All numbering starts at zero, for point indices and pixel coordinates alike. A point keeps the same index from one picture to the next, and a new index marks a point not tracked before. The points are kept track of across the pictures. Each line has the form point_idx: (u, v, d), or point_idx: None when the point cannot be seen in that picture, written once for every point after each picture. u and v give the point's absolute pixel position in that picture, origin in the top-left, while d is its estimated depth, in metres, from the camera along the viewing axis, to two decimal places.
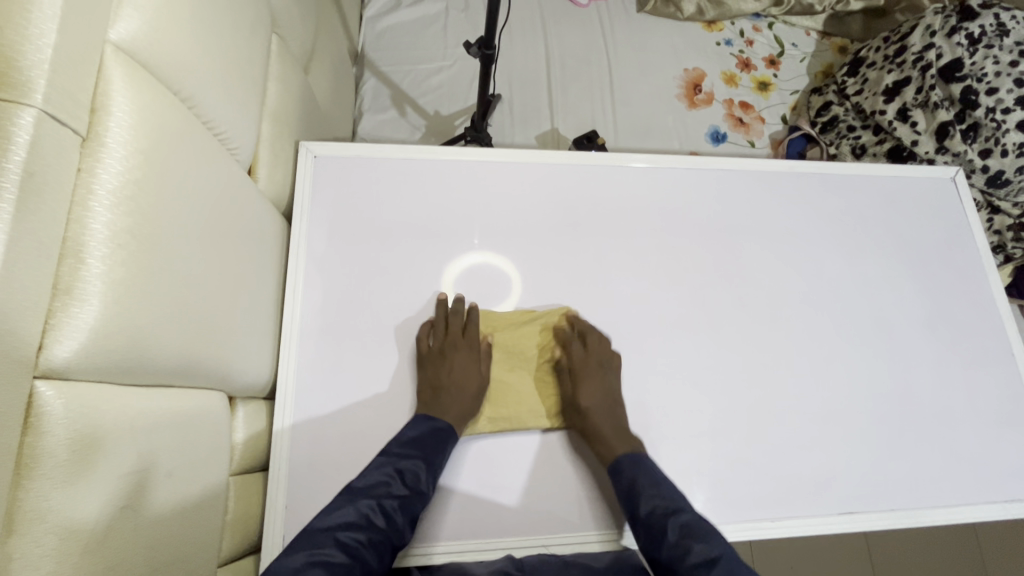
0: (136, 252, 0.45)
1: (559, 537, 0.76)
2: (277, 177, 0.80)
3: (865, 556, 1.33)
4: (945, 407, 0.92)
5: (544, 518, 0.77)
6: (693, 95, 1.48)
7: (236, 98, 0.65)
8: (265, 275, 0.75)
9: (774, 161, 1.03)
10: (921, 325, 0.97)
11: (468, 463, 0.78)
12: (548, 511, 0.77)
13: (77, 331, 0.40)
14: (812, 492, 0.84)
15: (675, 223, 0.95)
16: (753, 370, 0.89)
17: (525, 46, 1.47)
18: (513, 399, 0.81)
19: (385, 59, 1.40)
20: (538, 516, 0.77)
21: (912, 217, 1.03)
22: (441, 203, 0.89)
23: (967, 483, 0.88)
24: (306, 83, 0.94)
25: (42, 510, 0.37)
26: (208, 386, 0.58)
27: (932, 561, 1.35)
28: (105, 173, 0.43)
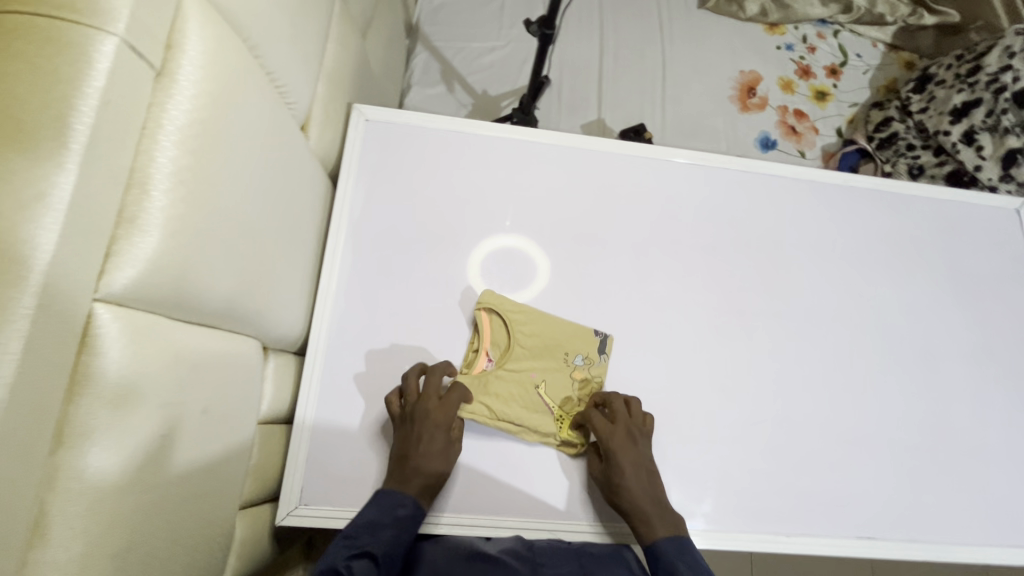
0: (196, 190, 0.46)
1: (548, 524, 0.77)
2: (327, 138, 0.81)
3: None
4: (979, 443, 0.89)
5: (539, 503, 0.77)
6: (747, 98, 1.44)
7: (297, 53, 0.65)
8: (307, 233, 0.76)
9: (829, 173, 0.99)
10: (965, 358, 0.93)
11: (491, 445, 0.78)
12: (562, 500, 0.78)
13: (136, 260, 0.40)
14: (831, 513, 0.82)
15: (719, 225, 0.93)
16: (783, 383, 0.87)
17: (580, 33, 1.45)
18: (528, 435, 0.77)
19: (438, 34, 1.39)
20: (533, 499, 0.77)
21: (968, 245, 0.99)
22: (484, 180, 0.89)
23: (996, 525, 0.85)
24: (362, 48, 0.94)
25: (89, 427, 0.38)
26: (245, 334, 0.60)
27: None
28: (174, 109, 0.44)
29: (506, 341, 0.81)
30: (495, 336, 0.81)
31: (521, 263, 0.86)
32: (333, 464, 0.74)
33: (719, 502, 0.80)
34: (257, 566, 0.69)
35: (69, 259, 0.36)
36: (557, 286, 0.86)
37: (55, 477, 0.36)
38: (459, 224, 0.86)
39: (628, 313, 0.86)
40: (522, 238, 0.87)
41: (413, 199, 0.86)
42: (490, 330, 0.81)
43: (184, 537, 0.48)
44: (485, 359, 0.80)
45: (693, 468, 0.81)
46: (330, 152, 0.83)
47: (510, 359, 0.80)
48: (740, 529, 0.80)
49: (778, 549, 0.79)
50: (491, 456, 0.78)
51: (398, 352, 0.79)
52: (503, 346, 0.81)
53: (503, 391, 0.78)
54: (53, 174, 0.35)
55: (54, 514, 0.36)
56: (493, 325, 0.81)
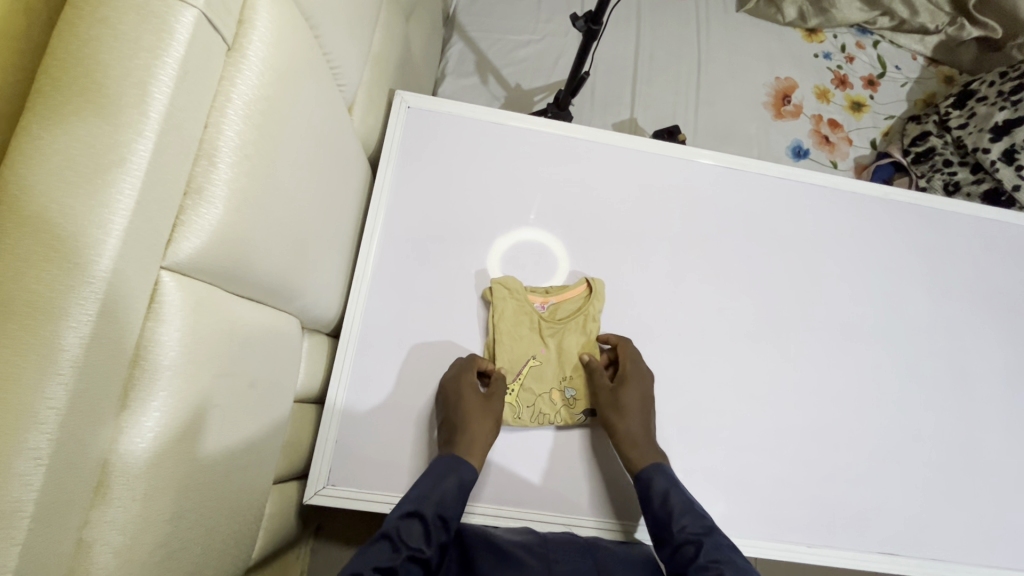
0: (257, 166, 0.46)
1: (573, 518, 0.77)
2: (370, 123, 0.82)
3: None
4: (1007, 465, 0.88)
5: (563, 495, 0.77)
6: (782, 105, 1.43)
7: (350, 34, 0.65)
8: (347, 215, 0.76)
9: (868, 184, 0.98)
10: (998, 380, 0.92)
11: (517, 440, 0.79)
12: (582, 498, 0.78)
13: (202, 230, 0.41)
14: (852, 526, 0.82)
15: (753, 231, 0.92)
16: (811, 392, 0.87)
17: (616, 30, 1.44)
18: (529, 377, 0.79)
19: (475, 25, 1.39)
20: (556, 491, 0.77)
21: (1006, 264, 0.97)
22: (521, 172, 0.89)
23: (1019, 546, 0.84)
24: (405, 34, 0.94)
25: (151, 390, 0.38)
26: (287, 310, 0.60)
27: None
28: (242, 83, 0.44)
29: (572, 315, 0.83)
30: (564, 305, 0.84)
31: (553, 258, 0.86)
32: (360, 446, 0.74)
33: (740, 507, 0.80)
34: (284, 541, 0.70)
35: (144, 224, 0.36)
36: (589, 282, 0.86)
37: (117, 438, 0.37)
38: (495, 215, 0.86)
39: (658, 314, 0.86)
40: (560, 232, 0.87)
41: (450, 188, 0.86)
42: (566, 299, 0.84)
43: (227, 505, 0.49)
44: (541, 301, 0.83)
45: (716, 472, 0.81)
46: (371, 136, 0.84)
47: (550, 328, 0.82)
48: (761, 536, 0.79)
49: (798, 559, 0.79)
50: (516, 447, 0.78)
51: (432, 339, 0.80)
52: (560, 318, 0.83)
53: (524, 334, 0.81)
54: (132, 140, 0.36)
55: (116, 472, 0.37)
56: (574, 297, 0.84)
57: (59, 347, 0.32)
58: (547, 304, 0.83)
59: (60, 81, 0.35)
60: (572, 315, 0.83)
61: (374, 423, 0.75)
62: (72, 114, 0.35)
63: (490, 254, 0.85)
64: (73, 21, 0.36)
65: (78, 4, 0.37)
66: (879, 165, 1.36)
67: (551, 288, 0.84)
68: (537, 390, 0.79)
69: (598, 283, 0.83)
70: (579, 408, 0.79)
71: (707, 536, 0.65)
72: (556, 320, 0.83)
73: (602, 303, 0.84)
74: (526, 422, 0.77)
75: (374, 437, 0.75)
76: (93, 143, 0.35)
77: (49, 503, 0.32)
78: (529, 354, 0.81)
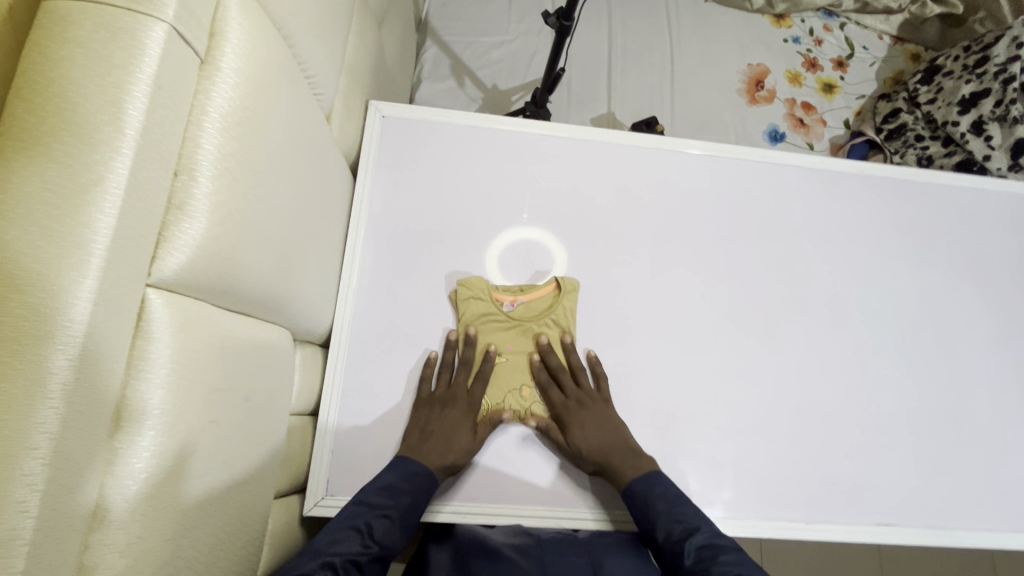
0: (238, 178, 0.46)
1: (543, 518, 0.76)
2: (348, 132, 0.82)
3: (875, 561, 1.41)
4: (996, 429, 0.90)
5: (566, 491, 0.77)
6: (755, 90, 1.45)
7: (323, 43, 0.65)
8: (332, 224, 0.75)
9: (844, 163, 1.00)
10: (982, 345, 0.94)
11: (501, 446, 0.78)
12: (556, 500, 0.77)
13: (186, 245, 0.41)
14: (851, 498, 0.83)
15: (735, 215, 0.93)
16: (802, 371, 0.88)
17: (588, 26, 1.45)
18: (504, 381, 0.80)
19: (448, 29, 1.39)
20: (532, 491, 0.77)
21: (982, 231, 1.00)
22: (504, 172, 0.89)
23: (1012, 506, 0.86)
24: (377, 40, 0.94)
25: (145, 409, 0.38)
26: (278, 323, 0.60)
27: None
28: (218, 96, 0.44)
29: (543, 313, 0.84)
30: (538, 303, 0.84)
31: (539, 254, 0.87)
32: (354, 455, 0.74)
33: (741, 489, 0.81)
34: (290, 556, 0.69)
35: (126, 242, 0.36)
36: (579, 274, 0.87)
37: (113, 458, 0.37)
38: (480, 215, 0.87)
39: (649, 304, 0.87)
40: (547, 229, 0.88)
41: (433, 190, 0.86)
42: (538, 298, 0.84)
43: (229, 521, 0.49)
44: (510, 301, 0.83)
45: (714, 456, 0.82)
46: (352, 144, 0.84)
47: (519, 325, 0.83)
48: (762, 515, 0.80)
49: (801, 535, 0.80)
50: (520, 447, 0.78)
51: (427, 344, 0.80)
52: (527, 318, 0.83)
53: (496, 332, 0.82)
54: (110, 158, 0.35)
55: (113, 492, 0.36)
56: (544, 296, 0.84)
57: (48, 370, 0.32)
58: (516, 304, 0.83)
59: (30, 104, 0.35)
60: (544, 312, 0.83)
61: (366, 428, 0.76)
62: (47, 135, 0.35)
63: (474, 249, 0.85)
64: (42, 42, 0.36)
65: (46, 25, 0.36)
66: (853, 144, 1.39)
67: (524, 287, 0.85)
68: (506, 387, 0.80)
69: (569, 280, 0.84)
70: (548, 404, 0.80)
71: (687, 539, 0.63)
72: (524, 319, 0.83)
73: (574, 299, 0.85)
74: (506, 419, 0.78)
75: (368, 444, 0.75)
76: (70, 163, 0.35)
77: (46, 529, 0.32)
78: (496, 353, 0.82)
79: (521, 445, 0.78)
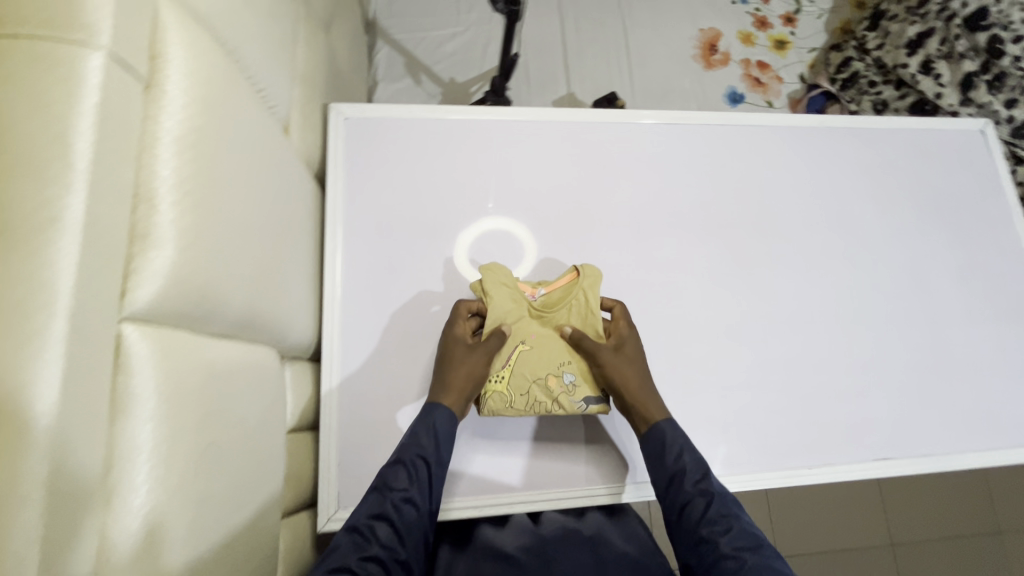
0: (200, 201, 0.45)
1: (550, 493, 0.79)
2: (309, 142, 0.80)
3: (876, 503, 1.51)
4: (973, 355, 0.93)
5: (554, 471, 0.80)
6: (710, 55, 1.46)
7: (271, 54, 0.64)
8: (303, 235, 0.74)
9: (802, 116, 1.01)
10: (952, 276, 0.97)
11: (489, 428, 0.81)
12: (558, 471, 0.80)
13: (155, 276, 0.40)
14: (845, 440, 0.85)
15: (704, 179, 0.94)
16: (786, 324, 0.90)
17: (538, 8, 1.44)
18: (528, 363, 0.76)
19: (397, 27, 1.37)
20: (531, 468, 0.80)
21: (941, 167, 1.02)
22: (472, 164, 0.89)
23: (995, 426, 0.89)
24: (327, 46, 0.92)
25: (137, 446, 0.37)
26: (262, 342, 0.59)
27: (934, 511, 1.53)
28: (168, 120, 0.43)
29: (564, 301, 0.80)
30: (558, 290, 0.81)
31: (517, 241, 0.87)
32: (361, 464, 0.74)
33: (739, 443, 0.83)
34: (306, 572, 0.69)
35: (93, 280, 0.35)
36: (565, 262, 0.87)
37: (111, 498, 0.36)
38: (453, 211, 0.86)
39: (630, 276, 0.88)
40: (523, 215, 0.88)
41: (402, 190, 0.85)
42: (557, 285, 0.82)
43: (239, 544, 0.48)
44: (531, 290, 0.81)
45: (711, 416, 0.83)
46: (314, 154, 0.82)
47: (544, 313, 0.80)
48: (762, 467, 0.83)
49: (801, 481, 0.83)
50: (496, 439, 0.81)
51: (418, 344, 0.80)
52: (551, 305, 0.80)
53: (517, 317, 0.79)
54: (61, 196, 0.34)
55: (116, 531, 0.36)
56: (562, 285, 0.82)
57: (29, 418, 0.31)
58: (538, 293, 0.80)
59: None
60: (565, 297, 0.80)
61: (371, 436, 0.75)
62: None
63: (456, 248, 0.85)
64: None
65: None
66: (811, 97, 1.41)
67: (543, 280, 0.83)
68: (532, 376, 0.76)
69: (588, 268, 0.81)
70: (577, 395, 0.76)
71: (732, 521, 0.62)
72: (547, 307, 0.80)
73: (596, 286, 0.81)
74: (521, 410, 0.75)
75: (374, 452, 0.74)
76: (20, 205, 0.33)
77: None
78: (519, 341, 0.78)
79: (509, 425, 0.81)
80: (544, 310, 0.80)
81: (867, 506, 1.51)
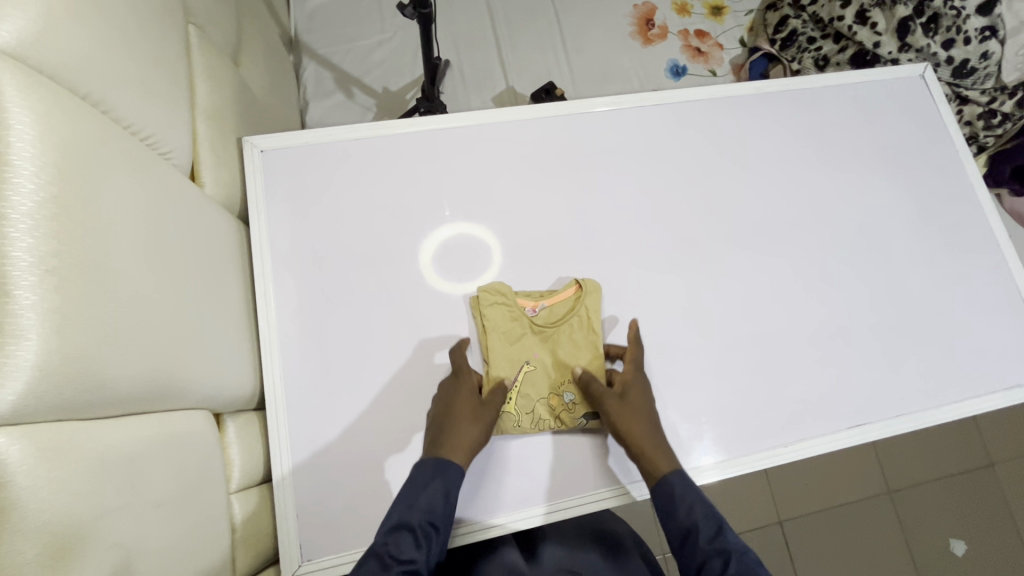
0: (72, 278, 0.41)
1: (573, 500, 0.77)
2: (224, 181, 0.76)
3: (872, 457, 1.53)
4: (939, 305, 0.90)
5: (559, 483, 0.77)
6: (647, 30, 1.43)
7: (156, 99, 0.60)
8: (228, 282, 0.70)
9: (740, 85, 0.98)
10: (908, 227, 0.94)
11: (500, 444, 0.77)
12: (576, 478, 0.78)
13: (18, 371, 0.36)
14: (817, 411, 0.84)
15: (647, 163, 0.91)
16: (746, 301, 0.88)
17: (466, 4, 1.39)
18: (529, 385, 0.78)
19: (322, 42, 1.32)
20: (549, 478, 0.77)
21: (885, 117, 0.99)
22: (403, 180, 0.85)
23: (969, 376, 0.87)
24: (237, 76, 0.88)
25: (17, 564, 0.34)
26: (186, 408, 0.56)
27: (929, 456, 1.55)
28: (17, 194, 0.39)
29: (565, 319, 0.81)
30: (559, 307, 0.81)
31: (460, 256, 0.83)
32: (322, 512, 0.71)
33: (713, 431, 0.81)
34: None
35: None
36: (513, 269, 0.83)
37: None
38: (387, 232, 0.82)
39: (582, 274, 0.85)
40: (463, 226, 0.84)
41: (333, 218, 0.81)
42: (557, 303, 0.81)
43: None
44: (533, 305, 0.80)
45: (681, 408, 0.81)
46: (233, 192, 0.78)
47: (544, 330, 0.80)
48: (738, 452, 0.81)
49: (779, 461, 0.81)
50: (492, 460, 0.76)
51: (370, 377, 0.76)
52: (550, 322, 0.80)
53: (516, 336, 0.79)
54: None
55: None
56: (565, 300, 0.82)
57: None
58: (539, 308, 0.80)
59: None
60: (565, 315, 0.81)
61: (330, 481, 0.72)
62: None
63: (423, 270, 0.81)
64: None
65: None
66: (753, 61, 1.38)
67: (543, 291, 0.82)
68: (534, 397, 0.77)
69: (589, 283, 0.82)
70: (578, 412, 0.78)
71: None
72: (548, 324, 0.80)
73: (595, 301, 0.82)
74: (527, 430, 0.76)
75: (336, 497, 0.71)
76: None
77: None
78: (523, 360, 0.79)
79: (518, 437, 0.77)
80: (545, 327, 0.80)
81: (862, 461, 1.52)
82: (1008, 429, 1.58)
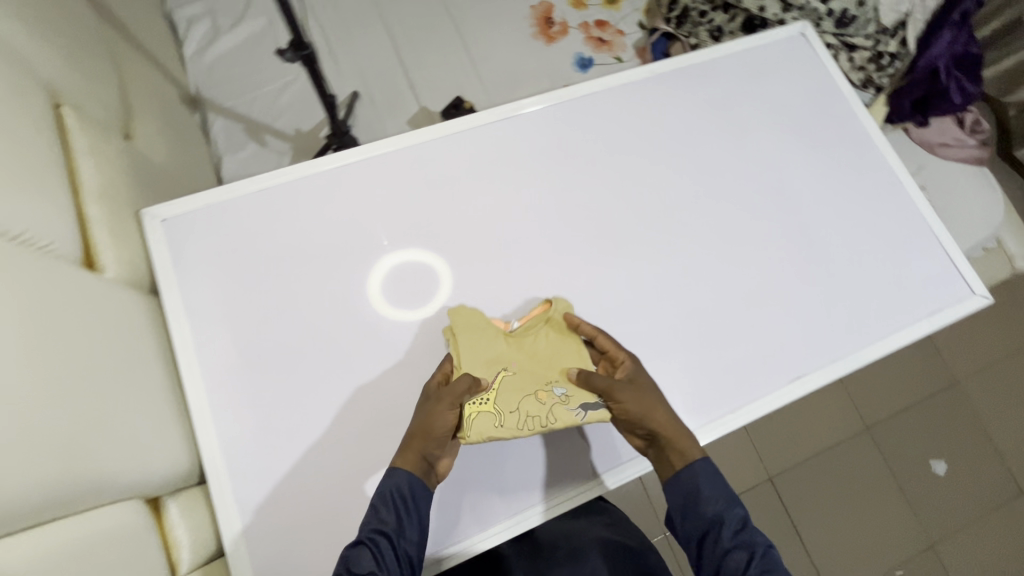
0: None
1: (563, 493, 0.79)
2: (127, 261, 0.74)
3: (843, 393, 1.57)
4: (856, 247, 0.94)
5: (548, 478, 0.79)
6: (548, 28, 1.45)
7: (30, 196, 0.58)
8: (143, 363, 0.69)
9: (635, 70, 1.00)
10: (816, 178, 0.98)
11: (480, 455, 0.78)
12: (561, 470, 0.79)
13: None
14: (760, 372, 0.86)
15: (556, 162, 0.93)
16: (675, 278, 0.89)
17: (365, 33, 1.39)
18: (512, 388, 0.73)
19: (225, 94, 1.30)
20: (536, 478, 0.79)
21: (776, 77, 1.03)
22: (314, 224, 0.84)
23: (894, 309, 0.91)
24: (129, 149, 0.86)
25: None
26: (101, 504, 0.54)
27: (896, 381, 1.60)
28: None
29: (535, 329, 0.79)
30: (531, 320, 0.81)
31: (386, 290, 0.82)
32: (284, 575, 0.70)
33: None
34: None
35: None
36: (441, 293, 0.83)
37: None
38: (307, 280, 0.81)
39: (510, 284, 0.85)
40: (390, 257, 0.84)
41: (249, 275, 0.80)
42: (529, 317, 0.81)
43: None
44: (504, 324, 0.80)
45: None
46: (139, 269, 0.76)
47: (519, 340, 0.78)
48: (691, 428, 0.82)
49: (732, 428, 0.82)
50: (476, 473, 0.78)
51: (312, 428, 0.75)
52: (525, 333, 0.79)
53: (491, 343, 0.76)
54: None
55: None
56: (535, 317, 0.81)
57: None
58: (512, 326, 0.79)
59: None
60: (541, 325, 0.79)
61: (288, 542, 0.71)
62: None
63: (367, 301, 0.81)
64: None
65: None
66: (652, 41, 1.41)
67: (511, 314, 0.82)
68: (517, 398, 0.72)
69: (559, 300, 0.81)
70: (574, 405, 0.72)
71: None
72: (520, 336, 0.78)
73: (564, 307, 0.81)
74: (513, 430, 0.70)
75: (296, 556, 0.70)
76: None
77: None
78: (501, 366, 0.74)
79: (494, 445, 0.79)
80: (521, 339, 0.78)
81: (836, 400, 1.56)
82: (963, 341, 1.65)
